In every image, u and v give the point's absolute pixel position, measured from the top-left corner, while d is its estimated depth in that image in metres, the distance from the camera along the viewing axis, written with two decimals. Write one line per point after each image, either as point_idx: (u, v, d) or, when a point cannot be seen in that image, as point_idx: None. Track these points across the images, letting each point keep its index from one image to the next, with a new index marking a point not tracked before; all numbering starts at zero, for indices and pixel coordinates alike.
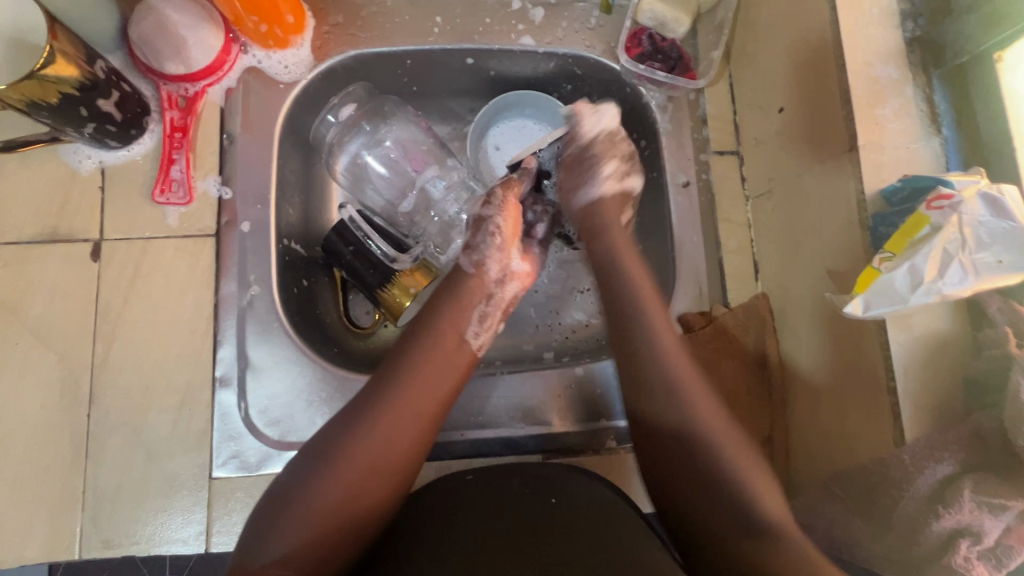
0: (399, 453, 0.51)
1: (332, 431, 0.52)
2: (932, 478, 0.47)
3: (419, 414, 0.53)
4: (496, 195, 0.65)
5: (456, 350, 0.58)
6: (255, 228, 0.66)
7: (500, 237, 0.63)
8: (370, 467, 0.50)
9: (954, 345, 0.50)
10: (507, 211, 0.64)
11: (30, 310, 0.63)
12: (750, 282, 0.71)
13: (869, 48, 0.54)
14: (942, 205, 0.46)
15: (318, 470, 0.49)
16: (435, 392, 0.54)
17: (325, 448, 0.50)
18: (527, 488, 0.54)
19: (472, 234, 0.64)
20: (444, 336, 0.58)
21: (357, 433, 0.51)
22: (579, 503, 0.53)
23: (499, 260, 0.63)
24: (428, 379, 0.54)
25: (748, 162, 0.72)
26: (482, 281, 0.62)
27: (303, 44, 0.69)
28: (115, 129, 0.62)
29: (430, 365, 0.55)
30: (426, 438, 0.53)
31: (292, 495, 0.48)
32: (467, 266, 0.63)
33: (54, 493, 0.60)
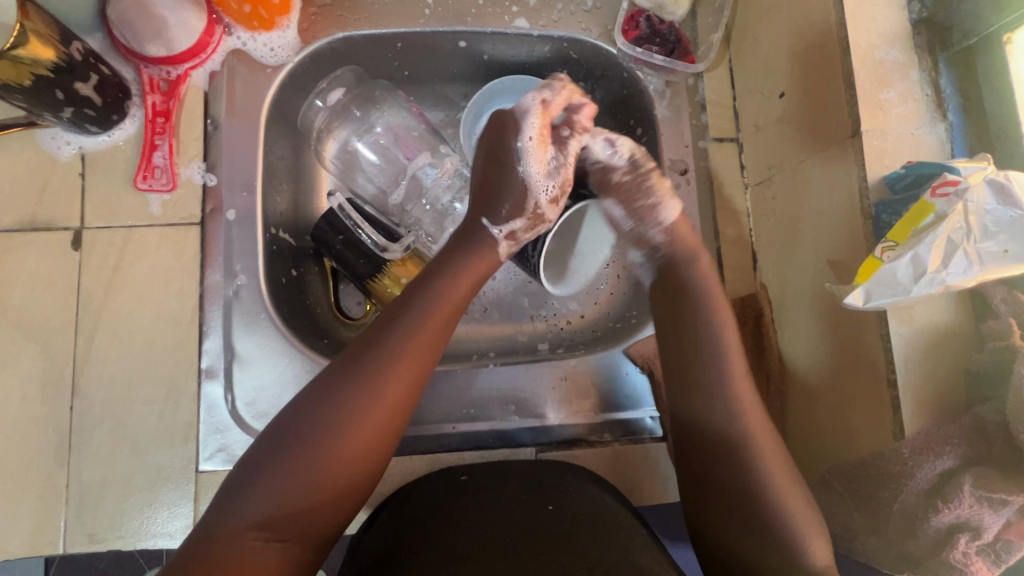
0: (381, 410, 0.49)
1: (310, 399, 0.49)
2: (931, 473, 0.46)
3: (404, 373, 0.51)
4: (566, 197, 0.62)
5: (442, 314, 0.54)
6: (241, 216, 0.64)
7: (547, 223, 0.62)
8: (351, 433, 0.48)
9: (957, 337, 0.48)
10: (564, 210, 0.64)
11: (11, 301, 0.61)
12: (749, 272, 0.69)
13: (874, 30, 0.52)
14: (948, 192, 0.44)
15: (295, 432, 0.47)
16: (420, 357, 0.52)
17: (302, 416, 0.48)
18: (525, 495, 0.54)
19: (525, 225, 0.61)
20: (433, 295, 0.55)
21: (338, 401, 0.48)
22: (579, 513, 0.52)
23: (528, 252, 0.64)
24: (413, 339, 0.52)
25: (748, 149, 0.70)
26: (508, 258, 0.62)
27: (290, 26, 0.67)
28: (94, 113, 0.60)
29: (416, 322, 0.53)
30: (410, 403, 0.51)
31: (268, 463, 0.47)
32: (502, 246, 0.60)
33: (37, 487, 0.59)
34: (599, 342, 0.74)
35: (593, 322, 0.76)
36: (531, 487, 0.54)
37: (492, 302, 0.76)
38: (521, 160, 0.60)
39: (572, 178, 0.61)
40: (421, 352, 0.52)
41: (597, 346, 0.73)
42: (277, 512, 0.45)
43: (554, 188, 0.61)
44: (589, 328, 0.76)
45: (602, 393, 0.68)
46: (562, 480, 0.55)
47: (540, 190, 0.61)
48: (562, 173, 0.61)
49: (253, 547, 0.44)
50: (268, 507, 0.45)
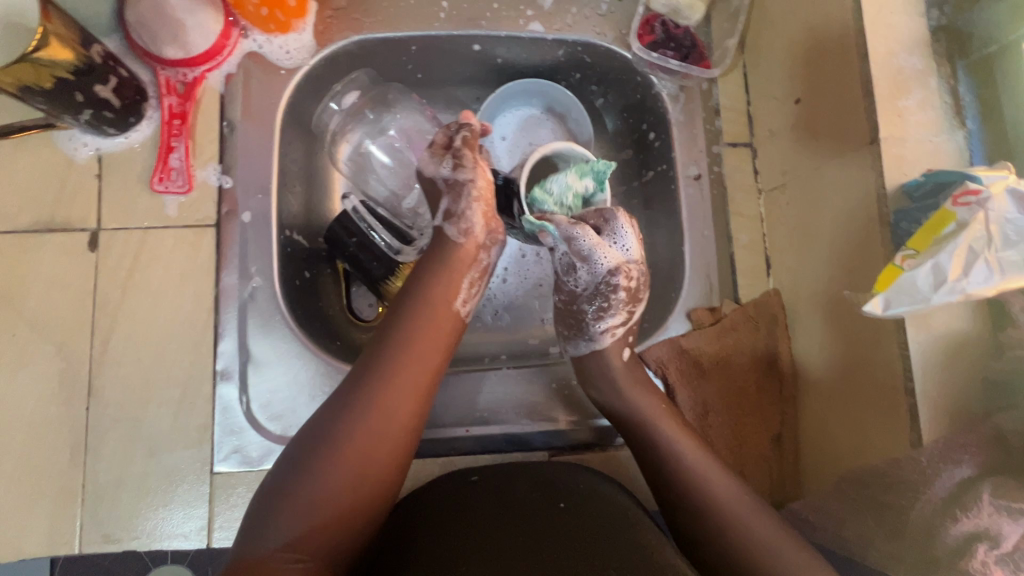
0: (395, 424, 0.50)
1: (326, 416, 0.50)
2: (948, 482, 0.46)
3: (414, 384, 0.52)
4: (468, 156, 0.60)
5: (442, 323, 0.56)
6: (256, 219, 0.64)
7: (478, 196, 0.59)
8: (368, 446, 0.49)
9: (975, 345, 0.48)
10: (483, 176, 0.60)
11: (28, 302, 0.61)
12: (762, 278, 0.69)
13: (893, 38, 0.52)
14: (969, 201, 0.45)
15: (314, 452, 0.48)
16: (427, 365, 0.54)
17: (319, 432, 0.49)
18: (535, 492, 0.54)
19: (451, 201, 0.60)
20: (434, 305, 0.57)
21: (353, 414, 0.50)
22: (592, 513, 0.52)
23: (483, 224, 0.60)
24: (419, 351, 0.54)
25: (762, 154, 0.70)
26: (472, 244, 0.60)
27: (305, 29, 0.68)
28: (112, 115, 0.61)
29: (421, 334, 0.55)
30: (420, 410, 0.53)
31: (292, 483, 0.47)
32: (455, 236, 0.59)
33: (53, 488, 0.59)
34: None
35: None
36: (541, 484, 0.55)
37: (504, 305, 0.77)
38: (417, 171, 0.63)
39: (463, 145, 0.60)
40: (429, 363, 0.54)
41: None
42: (304, 531, 0.46)
43: (450, 162, 0.60)
44: None
45: None
46: (569, 476, 0.56)
47: (442, 170, 0.61)
48: (448, 150, 0.61)
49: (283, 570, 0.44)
50: (295, 527, 0.45)
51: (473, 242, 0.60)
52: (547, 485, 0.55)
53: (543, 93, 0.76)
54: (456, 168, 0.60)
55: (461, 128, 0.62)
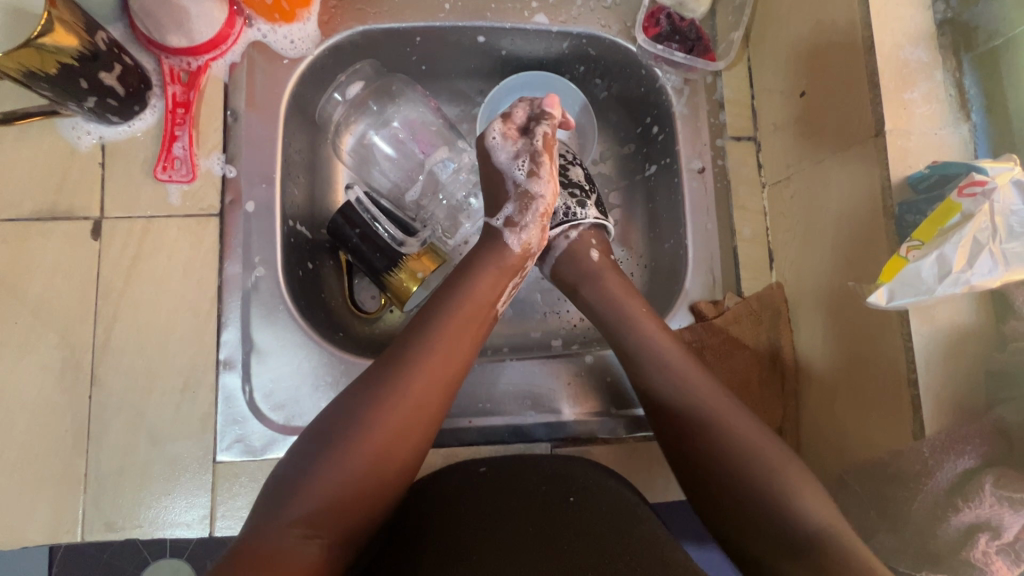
0: (421, 412, 0.51)
1: (351, 399, 0.51)
2: (951, 473, 0.46)
3: (442, 375, 0.53)
4: (545, 168, 0.60)
5: (473, 318, 0.57)
6: (260, 208, 0.64)
7: (543, 208, 0.60)
8: (393, 432, 0.49)
9: (979, 338, 0.48)
10: (554, 190, 0.61)
11: (30, 290, 0.61)
12: (765, 271, 0.69)
13: (899, 31, 0.52)
14: (975, 192, 0.45)
15: (338, 434, 0.49)
16: (457, 357, 0.54)
17: (344, 416, 0.50)
18: (543, 487, 0.54)
19: (515, 210, 0.60)
20: (466, 299, 0.57)
21: (380, 400, 0.50)
22: (601, 504, 0.52)
23: (541, 238, 0.61)
24: (449, 342, 0.54)
25: (766, 148, 0.70)
26: (525, 253, 0.61)
27: (310, 18, 0.67)
28: (116, 103, 0.60)
29: (452, 326, 0.55)
30: (446, 402, 0.53)
31: (311, 463, 0.47)
32: (514, 245, 0.60)
33: (55, 476, 0.59)
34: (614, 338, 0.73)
35: None
36: (553, 477, 0.54)
37: None
38: (493, 156, 0.61)
39: (545, 149, 0.60)
40: (458, 355, 0.54)
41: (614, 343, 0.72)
42: (319, 510, 0.46)
43: (527, 168, 0.60)
44: None
45: (618, 390, 0.68)
46: (579, 470, 0.55)
47: (516, 172, 0.60)
48: (528, 150, 0.60)
49: (296, 546, 0.44)
50: (312, 504, 0.46)
51: (525, 253, 0.61)
52: (557, 477, 0.54)
53: (545, 85, 0.76)
54: (531, 176, 0.60)
55: (544, 123, 0.60)
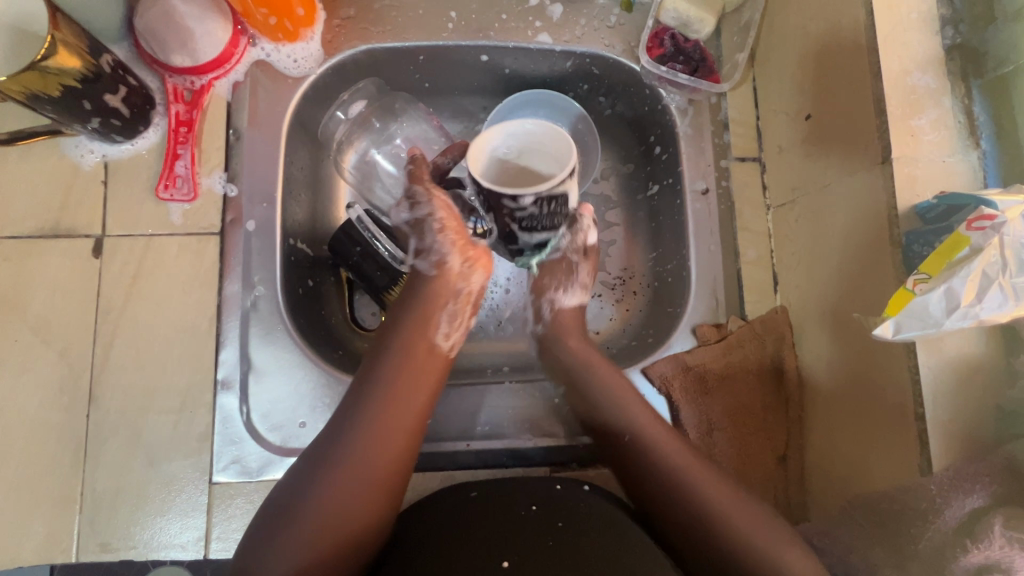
0: (379, 475, 0.50)
1: (308, 465, 0.50)
2: (960, 511, 0.45)
3: (396, 433, 0.52)
4: (421, 194, 0.62)
5: (428, 357, 0.57)
6: (261, 227, 0.64)
7: (447, 234, 0.60)
8: (360, 487, 0.49)
9: (989, 370, 0.47)
10: (440, 206, 0.61)
11: (31, 307, 0.61)
12: (770, 295, 0.68)
13: (906, 56, 0.52)
14: (984, 226, 0.43)
15: (298, 509, 0.48)
16: (412, 410, 0.53)
17: (302, 484, 0.49)
18: (535, 511, 0.54)
19: (418, 240, 0.62)
20: (414, 348, 0.56)
21: (333, 465, 0.49)
22: (590, 532, 0.52)
23: (455, 252, 0.60)
24: (400, 398, 0.53)
25: (770, 170, 0.69)
26: (446, 279, 0.59)
27: (313, 38, 0.67)
28: (120, 124, 0.61)
29: (402, 381, 0.54)
30: (405, 457, 0.52)
31: (287, 521, 0.47)
32: (428, 269, 0.60)
33: (51, 496, 0.59)
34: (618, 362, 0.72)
35: (611, 340, 0.75)
36: (543, 503, 0.55)
37: (506, 316, 0.77)
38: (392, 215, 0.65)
39: (413, 180, 0.63)
40: (410, 408, 0.53)
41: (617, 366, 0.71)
42: None
43: (407, 205, 0.62)
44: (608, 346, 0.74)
45: None
46: (579, 498, 0.55)
47: (402, 215, 0.63)
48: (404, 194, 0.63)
49: None
50: None
51: (443, 271, 0.60)
52: (550, 504, 0.55)
53: (523, 104, 0.75)
54: (414, 207, 0.62)
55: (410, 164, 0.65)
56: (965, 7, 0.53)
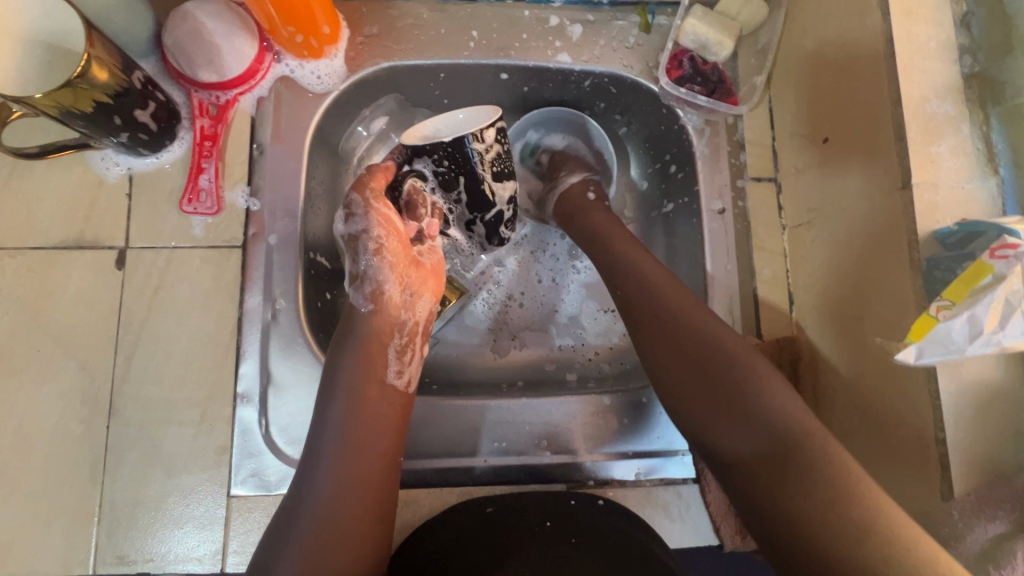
0: (354, 524, 0.50)
1: (282, 525, 0.50)
2: (983, 537, 0.46)
3: (362, 481, 0.52)
4: (358, 207, 0.59)
5: (383, 395, 0.56)
6: (282, 241, 0.65)
7: (382, 256, 0.59)
8: (332, 540, 0.49)
9: (1008, 395, 0.48)
10: (378, 221, 0.59)
11: (53, 318, 0.62)
12: (785, 314, 0.69)
13: (925, 84, 0.52)
14: (1007, 254, 0.44)
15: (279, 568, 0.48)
16: (372, 455, 0.53)
17: (279, 545, 0.49)
18: (549, 524, 0.57)
19: (353, 261, 0.60)
20: (367, 389, 0.55)
21: (304, 522, 0.49)
22: (601, 545, 0.55)
23: (394, 280, 0.60)
24: (361, 444, 0.53)
25: (786, 190, 0.70)
26: (386, 309, 0.59)
27: (336, 55, 0.68)
28: (147, 137, 0.61)
29: (361, 428, 0.54)
30: (375, 499, 0.53)
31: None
32: (361, 301, 0.59)
33: (69, 507, 0.59)
34: (628, 376, 0.74)
35: (623, 353, 0.77)
36: (555, 515, 0.58)
37: (520, 329, 0.79)
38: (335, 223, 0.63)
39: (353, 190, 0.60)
40: (371, 453, 0.53)
41: (629, 380, 0.72)
42: None
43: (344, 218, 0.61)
44: (619, 359, 0.77)
45: (633, 431, 0.67)
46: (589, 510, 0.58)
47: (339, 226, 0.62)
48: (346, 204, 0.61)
49: None
50: None
51: (376, 300, 0.59)
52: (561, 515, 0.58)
53: (536, 124, 0.80)
54: (350, 222, 0.60)
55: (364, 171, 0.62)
56: (983, 36, 0.54)
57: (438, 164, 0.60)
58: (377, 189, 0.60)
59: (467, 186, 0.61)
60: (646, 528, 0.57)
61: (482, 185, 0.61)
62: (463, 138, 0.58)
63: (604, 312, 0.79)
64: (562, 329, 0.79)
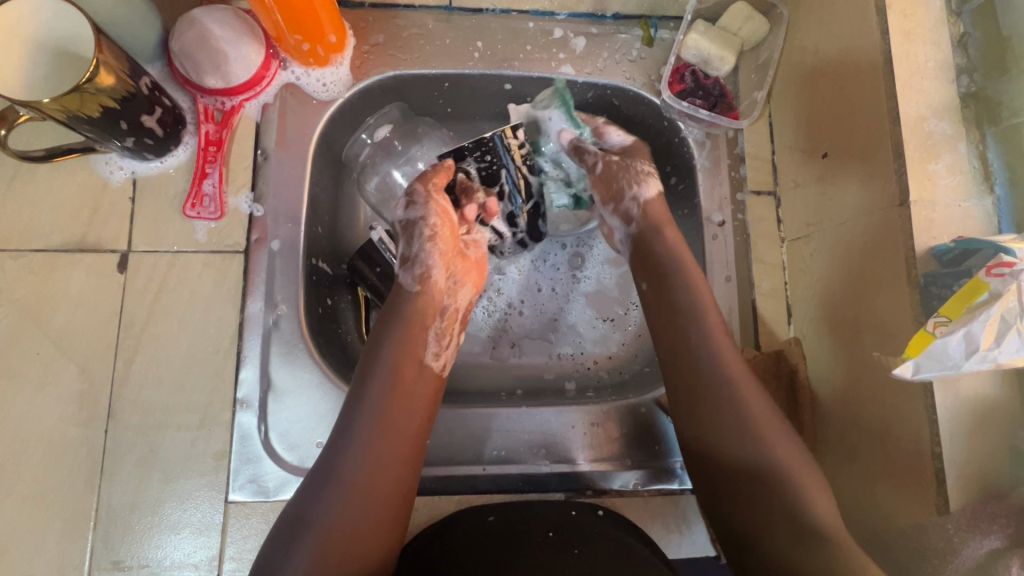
0: (381, 498, 0.51)
1: (312, 491, 0.50)
2: (978, 551, 0.47)
3: (396, 455, 0.53)
4: (420, 194, 0.63)
5: (419, 376, 0.57)
6: (285, 247, 0.65)
7: (436, 242, 0.62)
8: (364, 509, 0.50)
9: (1003, 410, 0.48)
10: (437, 211, 0.62)
11: (54, 320, 0.62)
12: (783, 326, 0.69)
13: (923, 103, 0.53)
14: (1002, 273, 0.45)
15: (302, 536, 0.48)
16: (406, 431, 0.54)
17: (308, 509, 0.49)
18: (551, 535, 0.57)
19: (406, 243, 0.63)
20: (403, 368, 0.57)
21: (336, 488, 0.50)
22: (604, 556, 0.55)
23: (442, 265, 0.62)
24: (397, 420, 0.54)
25: (785, 204, 0.71)
26: (430, 293, 0.61)
27: (343, 63, 0.68)
28: (153, 142, 0.62)
29: (397, 403, 0.55)
30: (408, 476, 0.53)
31: (285, 557, 0.47)
32: (411, 282, 0.61)
33: (66, 510, 0.58)
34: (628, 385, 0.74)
35: (620, 363, 0.78)
36: (557, 526, 0.58)
37: (520, 338, 0.79)
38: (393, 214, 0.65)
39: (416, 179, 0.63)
40: (405, 430, 0.54)
41: (628, 390, 0.73)
42: None
43: (403, 203, 0.63)
44: (617, 369, 0.77)
45: (632, 441, 0.67)
46: (590, 520, 0.58)
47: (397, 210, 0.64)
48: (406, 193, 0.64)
49: None
50: None
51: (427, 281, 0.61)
52: (563, 527, 0.58)
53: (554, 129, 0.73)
54: (409, 206, 0.63)
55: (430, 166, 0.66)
56: (979, 57, 0.55)
57: (480, 160, 0.66)
58: (440, 183, 0.64)
59: (508, 178, 0.67)
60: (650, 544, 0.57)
61: (519, 172, 0.67)
62: (495, 133, 0.66)
63: (603, 321, 0.80)
64: (563, 336, 0.79)
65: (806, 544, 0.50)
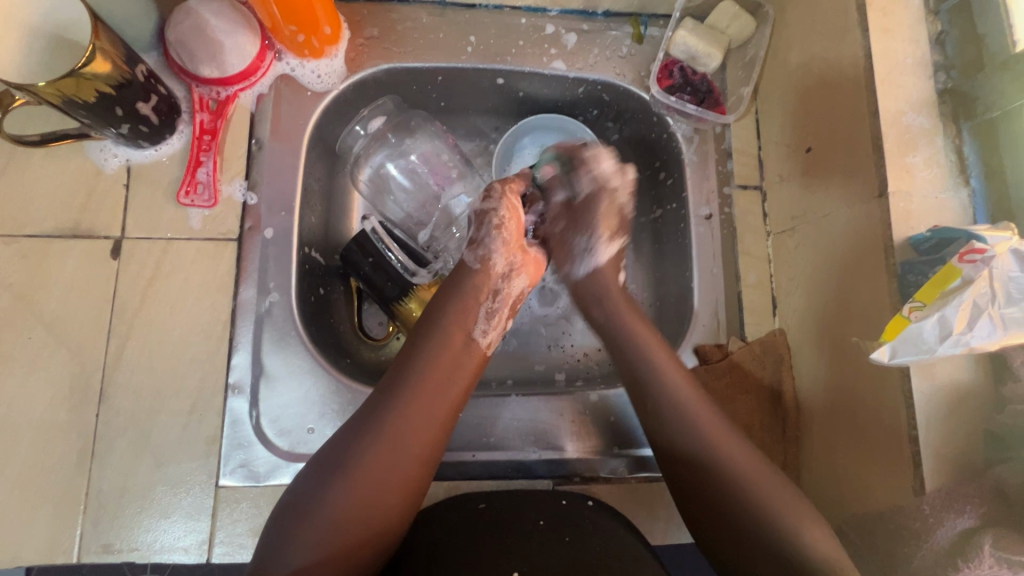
0: (414, 455, 0.52)
1: (346, 438, 0.52)
2: (951, 532, 0.46)
3: (432, 417, 0.53)
4: (498, 190, 0.64)
5: (465, 348, 0.58)
6: (278, 235, 0.66)
7: (504, 232, 0.63)
8: (393, 461, 0.51)
9: (977, 395, 0.50)
10: (509, 206, 0.64)
11: (46, 305, 0.62)
12: (769, 318, 0.71)
13: (902, 98, 0.55)
14: (975, 259, 0.46)
15: (331, 481, 0.49)
16: (447, 395, 0.55)
17: (339, 457, 0.51)
18: (541, 524, 0.56)
19: (475, 228, 0.64)
20: (450, 334, 0.58)
21: (371, 438, 0.51)
22: (594, 542, 0.55)
23: (503, 255, 0.63)
24: (439, 383, 0.55)
25: (771, 198, 0.72)
26: (488, 275, 0.62)
27: (337, 55, 0.70)
28: (148, 130, 0.62)
29: (438, 366, 0.56)
30: (441, 440, 0.54)
31: (312, 498, 0.49)
32: (472, 261, 0.62)
33: (55, 493, 0.59)
34: (617, 376, 0.75)
35: (610, 356, 0.78)
36: (549, 516, 0.57)
37: (511, 329, 0.79)
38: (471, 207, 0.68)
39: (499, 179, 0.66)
40: (446, 395, 0.55)
41: (616, 380, 0.74)
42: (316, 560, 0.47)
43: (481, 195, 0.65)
44: (606, 361, 0.78)
45: (620, 432, 0.68)
46: (579, 508, 0.58)
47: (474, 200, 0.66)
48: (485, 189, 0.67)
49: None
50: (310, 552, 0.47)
51: (485, 265, 0.62)
52: (556, 516, 0.57)
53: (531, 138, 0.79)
54: (485, 198, 0.64)
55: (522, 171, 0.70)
56: (956, 54, 0.57)
57: None
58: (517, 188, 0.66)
59: None
60: (635, 531, 0.57)
61: None
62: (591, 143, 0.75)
63: None
64: (553, 329, 0.80)
65: (778, 527, 0.50)
